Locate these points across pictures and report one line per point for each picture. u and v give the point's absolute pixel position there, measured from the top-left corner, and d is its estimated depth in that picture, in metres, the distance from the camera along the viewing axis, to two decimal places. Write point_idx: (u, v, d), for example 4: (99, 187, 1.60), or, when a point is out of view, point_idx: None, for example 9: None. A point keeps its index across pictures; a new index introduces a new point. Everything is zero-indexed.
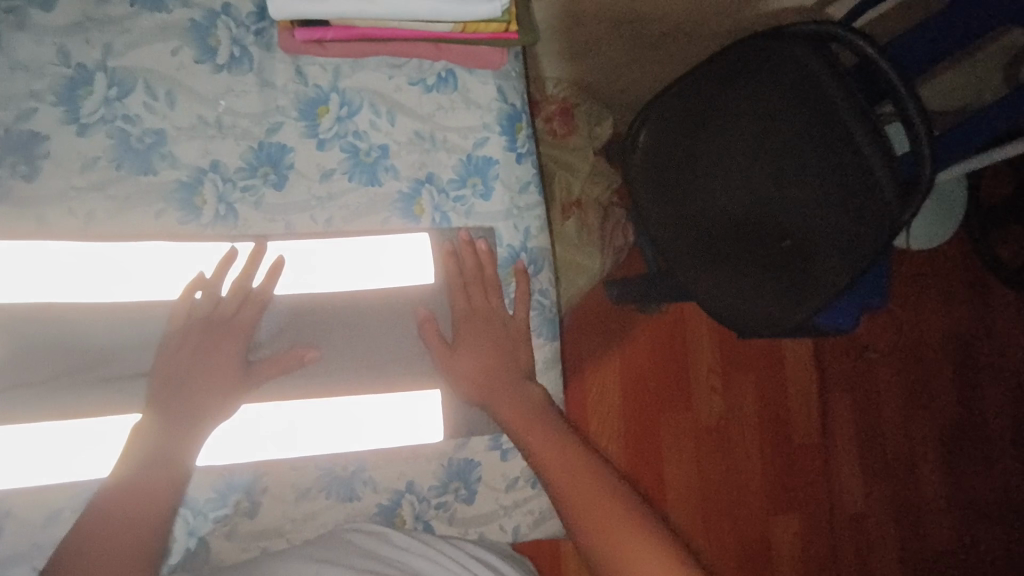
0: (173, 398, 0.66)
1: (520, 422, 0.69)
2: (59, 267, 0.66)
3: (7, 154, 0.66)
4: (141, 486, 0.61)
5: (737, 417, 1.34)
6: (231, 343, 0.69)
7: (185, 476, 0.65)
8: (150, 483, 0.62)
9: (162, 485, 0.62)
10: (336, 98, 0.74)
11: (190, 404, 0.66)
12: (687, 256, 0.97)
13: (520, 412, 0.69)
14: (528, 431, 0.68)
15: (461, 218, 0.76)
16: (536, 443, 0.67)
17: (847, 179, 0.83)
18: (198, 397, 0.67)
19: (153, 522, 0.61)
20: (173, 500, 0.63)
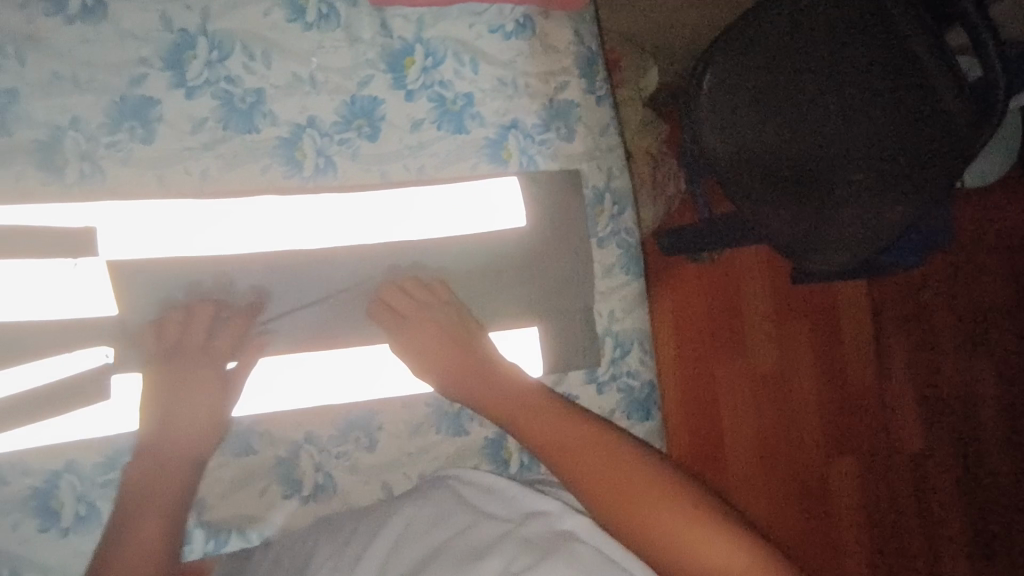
0: (157, 386, 0.69)
1: (541, 425, 0.66)
2: (178, 221, 0.70)
3: (124, 119, 0.69)
4: (146, 482, 0.66)
5: (792, 360, 1.35)
6: (213, 351, 0.70)
7: (201, 462, 0.69)
8: (167, 478, 0.66)
9: (179, 469, 0.67)
10: (421, 49, 0.76)
11: (186, 399, 0.68)
12: (757, 197, 0.91)
13: (541, 413, 0.67)
14: (551, 430, 0.65)
15: (547, 160, 0.78)
16: (559, 444, 0.63)
17: (916, 109, 0.84)
18: (192, 387, 0.69)
19: (161, 510, 0.65)
20: (183, 501, 0.67)
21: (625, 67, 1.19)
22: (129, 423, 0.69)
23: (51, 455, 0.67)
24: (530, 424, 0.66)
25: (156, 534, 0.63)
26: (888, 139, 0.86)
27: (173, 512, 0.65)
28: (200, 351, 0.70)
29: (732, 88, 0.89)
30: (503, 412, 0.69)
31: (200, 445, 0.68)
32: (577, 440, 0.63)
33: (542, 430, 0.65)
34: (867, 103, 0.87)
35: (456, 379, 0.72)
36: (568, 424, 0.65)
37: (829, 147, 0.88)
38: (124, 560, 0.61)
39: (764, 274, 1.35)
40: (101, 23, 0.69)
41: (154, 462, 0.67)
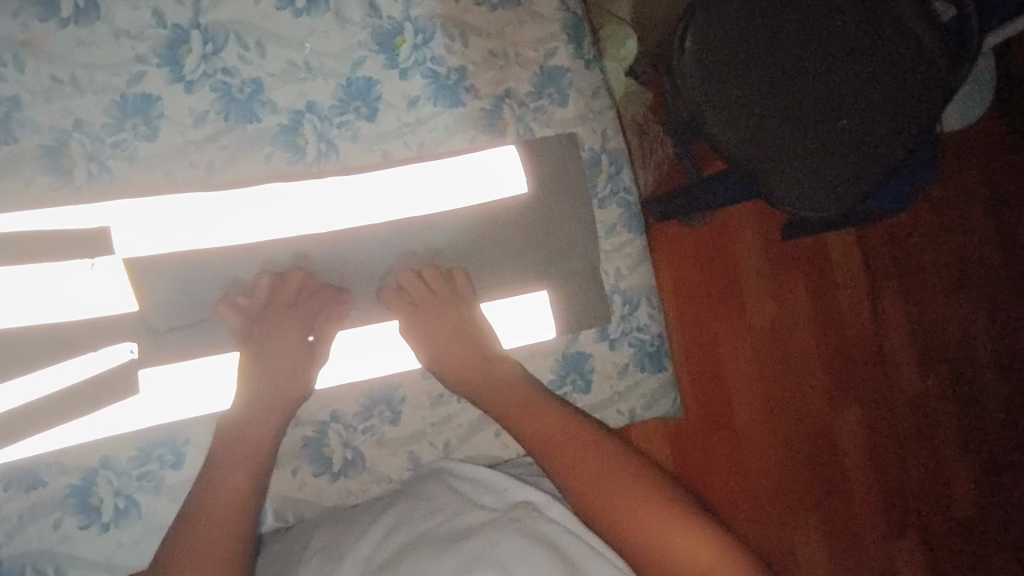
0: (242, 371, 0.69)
1: (546, 433, 0.65)
2: (195, 211, 0.71)
3: (126, 118, 0.70)
4: (242, 429, 0.66)
5: (790, 316, 1.37)
6: (303, 310, 0.72)
7: (271, 445, 0.66)
8: (259, 426, 0.67)
9: (273, 416, 0.67)
10: (411, 27, 0.77)
11: (279, 356, 0.70)
12: (746, 153, 0.92)
13: (542, 422, 0.67)
14: (552, 443, 0.64)
15: (542, 127, 0.80)
16: (563, 456, 0.63)
17: (897, 56, 0.91)
18: (280, 347, 0.70)
19: (252, 450, 0.65)
20: (257, 487, 0.64)
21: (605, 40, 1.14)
22: (157, 417, 0.70)
23: (85, 453, 0.68)
24: (536, 431, 0.66)
25: (244, 475, 0.63)
26: (869, 85, 0.92)
27: (265, 452, 0.66)
28: (298, 310, 0.72)
29: (719, 50, 0.91)
30: (512, 415, 0.69)
31: (267, 431, 0.67)
32: (563, 435, 0.65)
33: (546, 439, 0.65)
34: (848, 52, 0.91)
35: (461, 375, 0.73)
36: (567, 436, 0.65)
37: (814, 97, 0.92)
38: (219, 497, 0.61)
39: (754, 233, 1.36)
40: (95, 23, 0.70)
41: (250, 418, 0.67)
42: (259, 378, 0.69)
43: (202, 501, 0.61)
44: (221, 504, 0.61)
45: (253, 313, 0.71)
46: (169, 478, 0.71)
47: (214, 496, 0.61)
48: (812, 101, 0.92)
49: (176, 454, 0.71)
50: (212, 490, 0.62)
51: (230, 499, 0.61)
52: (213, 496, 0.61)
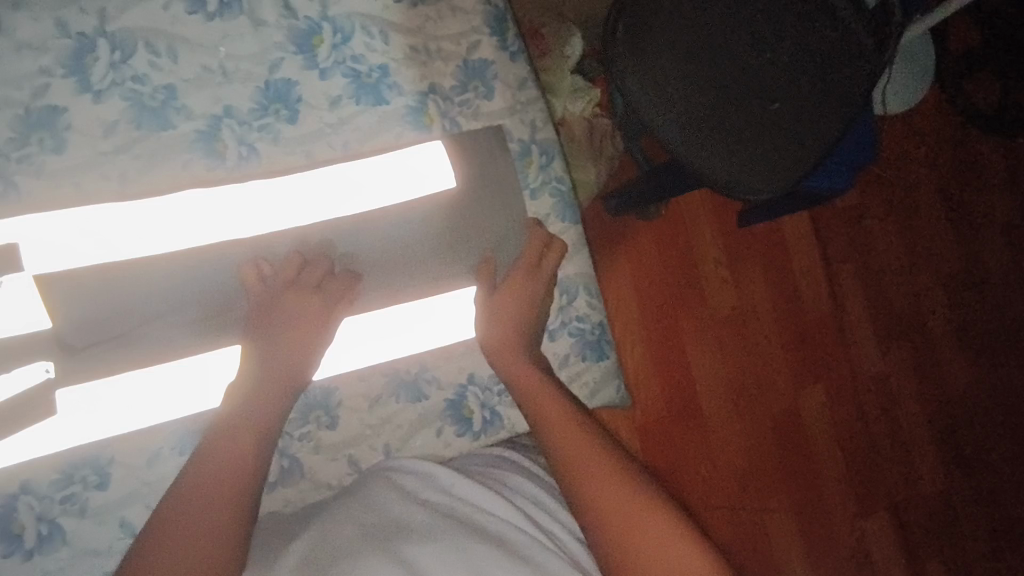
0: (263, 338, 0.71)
1: (564, 437, 0.66)
2: (114, 222, 0.69)
3: (32, 131, 0.69)
4: (253, 405, 0.68)
5: (750, 303, 1.37)
6: (324, 293, 0.73)
7: (273, 426, 0.68)
8: (260, 405, 0.68)
9: (278, 395, 0.69)
10: (328, 27, 0.76)
11: (286, 342, 0.71)
12: (682, 136, 0.96)
13: (562, 423, 0.67)
14: (568, 446, 0.65)
15: (469, 120, 0.79)
16: (579, 463, 0.64)
17: (825, 38, 0.92)
18: (302, 315, 0.72)
19: (258, 427, 0.66)
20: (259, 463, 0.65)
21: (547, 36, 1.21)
22: (76, 438, 0.68)
23: (5, 479, 0.66)
24: (554, 432, 0.67)
25: (247, 446, 0.65)
26: (801, 66, 0.93)
27: (264, 437, 0.66)
28: (318, 292, 0.73)
29: (648, 43, 0.97)
30: (532, 401, 0.70)
31: (277, 402, 0.69)
32: (556, 418, 0.68)
33: (560, 440, 0.66)
34: (777, 37, 0.93)
35: (502, 351, 0.74)
36: (586, 444, 0.65)
37: (745, 83, 0.94)
38: (223, 462, 0.63)
39: (711, 222, 1.37)
40: None
41: (258, 394, 0.68)
42: (267, 365, 0.70)
43: (176, 491, 0.61)
44: (216, 475, 0.62)
45: (259, 292, 0.72)
46: (94, 499, 0.69)
47: (203, 476, 0.62)
48: (744, 86, 0.94)
49: (101, 474, 0.69)
50: (211, 459, 0.63)
51: (223, 477, 0.62)
52: (213, 471, 0.63)
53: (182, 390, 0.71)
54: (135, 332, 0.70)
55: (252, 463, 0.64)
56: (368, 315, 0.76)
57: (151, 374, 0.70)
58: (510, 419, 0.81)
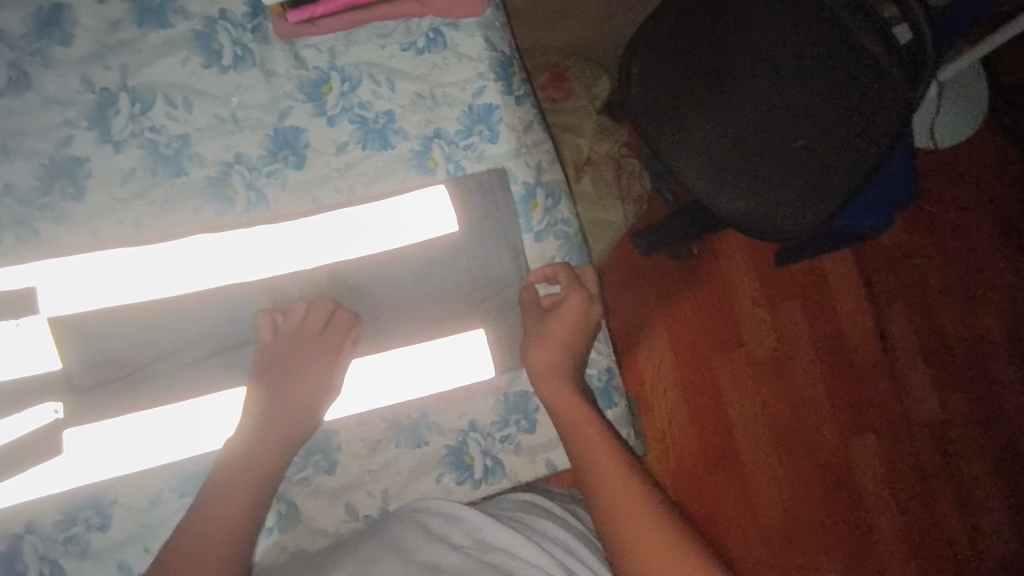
0: (271, 383, 0.72)
1: (606, 476, 0.67)
2: (124, 266, 0.72)
3: (56, 181, 0.72)
4: (253, 452, 0.69)
5: (790, 344, 1.35)
6: (325, 338, 0.73)
7: (271, 478, 0.69)
8: (263, 453, 0.69)
9: (285, 440, 0.70)
10: (337, 76, 0.78)
11: (295, 385, 0.72)
12: (703, 176, 0.95)
13: (605, 461, 0.68)
14: (609, 486, 0.66)
15: (474, 164, 0.80)
16: (620, 505, 0.65)
17: (854, 73, 0.91)
18: (303, 383, 0.73)
19: (254, 480, 0.68)
20: (255, 513, 0.68)
21: (572, 78, 1.23)
22: (82, 477, 0.69)
23: (12, 517, 0.68)
24: (596, 470, 0.68)
25: (242, 498, 0.67)
26: (825, 104, 0.92)
27: (257, 492, 0.68)
28: (319, 338, 0.73)
29: (665, 82, 0.96)
30: (573, 437, 0.71)
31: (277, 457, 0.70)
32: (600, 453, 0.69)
33: (600, 478, 0.67)
34: (802, 74, 0.93)
35: (546, 379, 0.74)
36: (626, 486, 0.66)
37: (768, 120, 0.94)
38: (220, 512, 0.66)
39: (746, 262, 1.37)
40: (26, 92, 0.72)
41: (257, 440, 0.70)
42: (266, 413, 0.71)
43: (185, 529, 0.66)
44: (218, 522, 0.66)
45: (267, 344, 0.73)
46: (95, 541, 0.69)
47: (207, 518, 0.66)
48: (766, 123, 0.94)
49: (103, 516, 0.70)
50: (214, 504, 0.67)
51: (222, 523, 0.66)
52: (214, 517, 0.66)
53: (183, 430, 0.72)
54: (141, 372, 0.71)
55: (247, 510, 0.67)
56: (381, 356, 0.77)
57: (154, 415, 0.71)
58: (513, 468, 0.79)
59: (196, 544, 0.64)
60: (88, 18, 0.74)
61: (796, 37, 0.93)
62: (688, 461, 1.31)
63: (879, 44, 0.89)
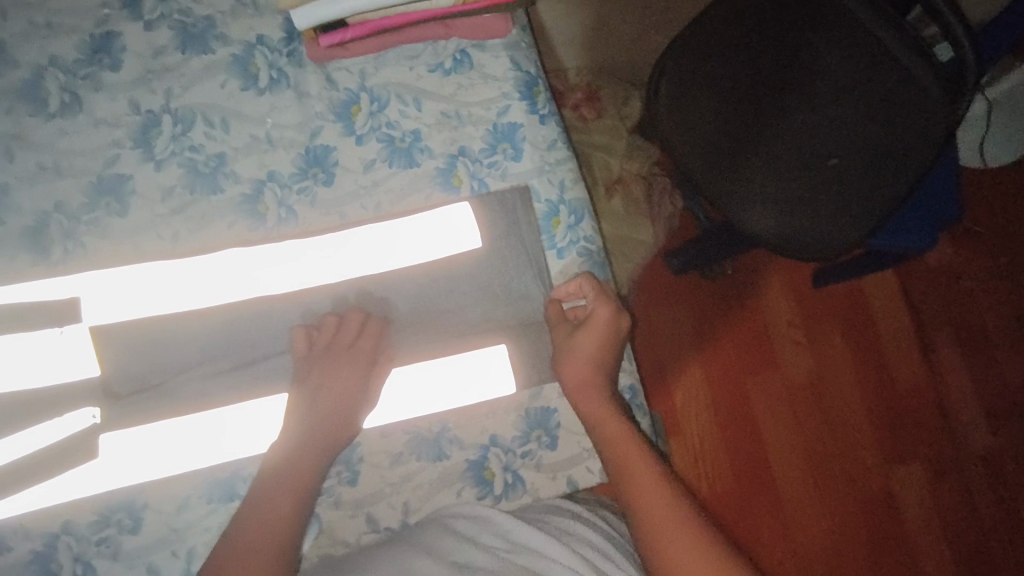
0: (310, 389, 0.74)
1: (641, 491, 0.67)
2: (163, 279, 0.75)
3: (101, 197, 0.76)
4: (294, 459, 0.71)
5: (828, 367, 1.32)
6: (358, 352, 0.75)
7: (313, 484, 0.71)
8: (303, 460, 0.71)
9: (322, 448, 0.72)
10: (366, 96, 0.80)
11: (331, 393, 0.74)
12: (731, 194, 0.96)
13: (642, 476, 0.68)
14: (645, 503, 0.66)
15: (497, 181, 0.81)
16: (657, 522, 0.64)
17: (890, 90, 0.87)
18: (338, 368, 0.74)
19: (297, 486, 0.70)
20: (300, 514, 0.70)
21: (603, 99, 1.23)
22: (115, 481, 0.72)
23: (49, 517, 0.70)
24: (632, 486, 0.68)
25: (291, 502, 0.69)
26: (859, 122, 0.90)
27: (302, 497, 0.70)
28: (350, 352, 0.75)
29: (691, 101, 0.96)
30: (606, 441, 0.72)
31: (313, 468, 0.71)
32: (634, 458, 0.69)
33: (633, 481, 0.68)
34: (835, 91, 0.90)
35: (583, 394, 0.74)
36: (661, 500, 0.66)
37: (798, 139, 0.93)
38: (267, 513, 0.68)
39: (783, 283, 1.34)
40: (78, 115, 0.77)
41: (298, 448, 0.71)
42: (305, 422, 0.73)
43: (236, 533, 0.67)
44: (264, 525, 0.67)
45: (302, 358, 0.75)
46: (127, 543, 0.72)
47: (254, 522, 0.67)
48: (795, 142, 0.93)
49: (134, 519, 0.72)
50: (260, 508, 0.68)
51: (269, 527, 0.67)
52: (262, 522, 0.68)
53: (210, 439, 0.74)
54: (174, 381, 0.74)
55: (292, 514, 0.69)
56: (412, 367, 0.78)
57: (184, 423, 0.74)
58: (534, 485, 0.78)
59: (244, 546, 0.66)
60: (136, 45, 0.79)
61: (827, 53, 0.89)
62: (723, 487, 1.28)
63: (916, 60, 0.84)
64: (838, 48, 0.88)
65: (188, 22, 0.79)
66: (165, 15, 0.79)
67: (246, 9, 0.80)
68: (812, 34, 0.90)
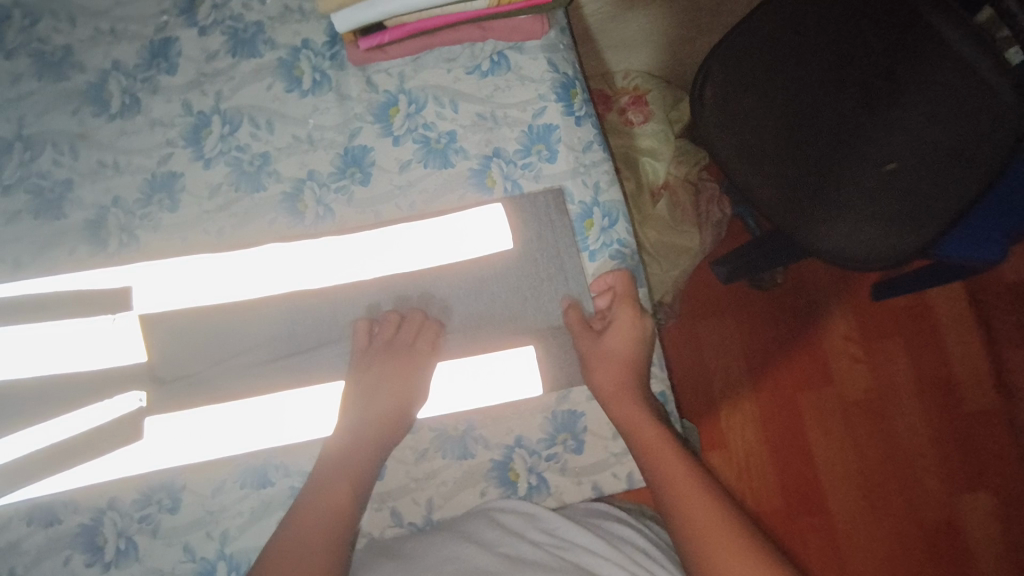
0: (371, 381, 0.79)
1: (682, 492, 0.67)
2: (209, 273, 0.79)
3: (154, 193, 0.80)
4: (349, 455, 0.74)
5: (887, 384, 1.25)
6: (416, 351, 0.78)
7: (366, 485, 0.74)
8: (361, 452, 0.74)
9: (383, 434, 0.75)
10: (404, 98, 0.82)
11: (387, 390, 0.77)
12: (780, 201, 0.93)
13: (682, 481, 0.68)
14: (688, 506, 0.66)
15: (531, 182, 0.81)
16: (698, 523, 0.64)
17: (958, 95, 0.80)
18: (395, 375, 0.77)
19: (352, 476, 0.73)
20: (354, 507, 0.72)
21: (651, 102, 1.19)
22: (161, 461, 0.75)
23: (96, 494, 0.74)
24: (674, 492, 0.67)
25: (347, 494, 0.72)
26: (921, 125, 0.84)
27: (354, 495, 0.72)
28: (410, 351, 0.78)
29: (741, 103, 0.93)
30: (641, 449, 0.72)
31: (366, 461, 0.74)
32: (670, 456, 0.70)
33: (670, 482, 0.68)
34: (893, 94, 0.86)
35: (620, 404, 0.75)
36: (705, 502, 0.65)
37: (853, 143, 0.89)
38: (320, 504, 0.70)
39: (840, 294, 1.29)
40: (136, 115, 0.82)
41: (354, 440, 0.75)
42: (364, 411, 0.77)
43: (290, 524, 0.70)
44: (317, 520, 0.69)
45: (362, 349, 0.79)
46: (165, 522, 0.75)
47: (308, 513, 0.70)
48: (850, 146, 0.89)
49: (173, 499, 0.75)
50: (314, 503, 0.71)
51: (322, 517, 0.70)
52: (317, 511, 0.70)
53: (247, 427, 0.76)
54: (214, 369, 0.77)
55: (350, 510, 0.71)
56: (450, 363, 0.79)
57: (221, 411, 0.77)
58: (558, 489, 0.77)
59: (297, 535, 0.68)
60: (191, 49, 0.83)
61: (886, 54, 0.85)
62: (768, 505, 1.23)
63: (982, 60, 0.77)
64: (897, 49, 0.84)
65: (239, 28, 0.83)
66: (218, 21, 0.83)
67: (293, 15, 0.84)
68: (868, 35, 0.86)
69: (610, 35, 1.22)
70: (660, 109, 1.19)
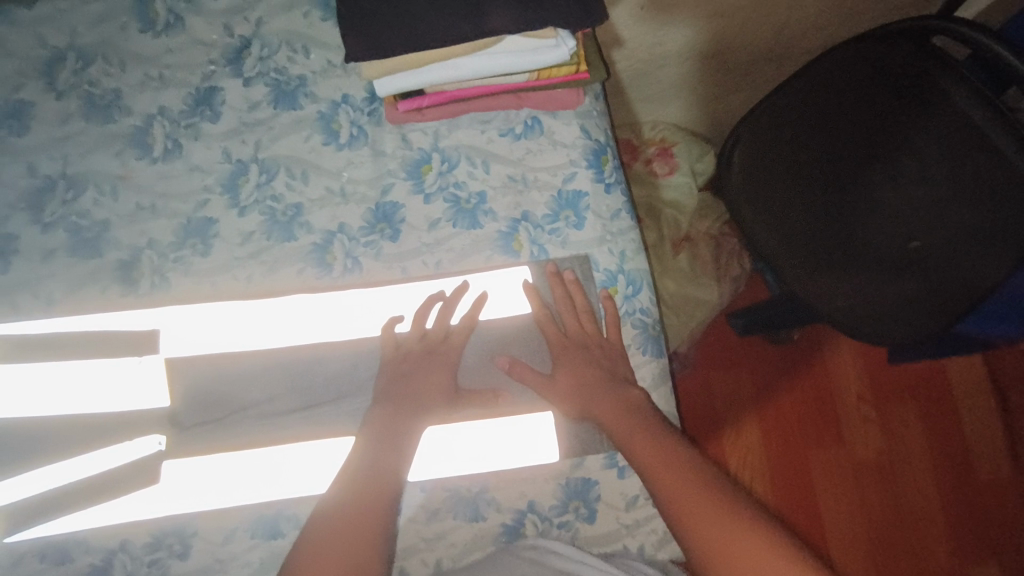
0: (394, 405, 0.76)
1: (710, 522, 0.59)
2: (237, 318, 0.80)
3: (188, 238, 0.82)
4: (369, 479, 0.70)
5: (899, 449, 1.24)
6: (450, 343, 0.80)
7: (391, 509, 0.68)
8: (373, 483, 0.69)
9: (391, 476, 0.71)
10: (437, 156, 0.84)
11: (421, 384, 0.77)
12: (800, 269, 0.97)
13: (695, 503, 0.61)
14: (705, 531, 0.59)
15: (557, 248, 0.82)
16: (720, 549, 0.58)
17: (979, 174, 0.73)
18: (429, 378, 0.78)
19: (363, 504, 0.67)
20: (382, 542, 0.66)
21: (678, 155, 1.21)
22: (175, 505, 0.76)
23: (107, 535, 0.75)
24: (691, 516, 0.61)
25: (358, 540, 0.64)
26: (940, 202, 0.77)
27: (379, 534, 0.66)
28: (446, 345, 0.80)
29: (766, 173, 0.97)
30: (650, 474, 0.66)
31: (384, 492, 0.69)
32: (680, 478, 0.64)
33: (683, 509, 0.62)
34: (915, 166, 0.79)
35: (628, 433, 0.70)
36: (725, 526, 0.59)
37: (874, 216, 0.84)
38: (322, 542, 0.64)
39: (856, 355, 1.29)
40: (176, 160, 0.84)
41: (372, 467, 0.70)
42: (382, 435, 0.74)
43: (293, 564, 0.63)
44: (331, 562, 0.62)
45: (391, 358, 0.80)
46: (174, 567, 0.75)
47: (317, 548, 0.64)
48: (873, 219, 0.84)
49: (184, 545, 0.75)
50: (325, 534, 0.65)
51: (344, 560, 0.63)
52: (330, 551, 0.63)
53: (261, 475, 0.77)
54: (234, 416, 0.78)
55: (368, 549, 0.64)
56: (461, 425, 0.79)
57: (239, 457, 0.77)
58: None
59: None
60: (234, 98, 0.85)
61: (907, 122, 0.80)
62: None
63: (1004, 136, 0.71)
64: (918, 119, 0.78)
65: (282, 80, 0.85)
66: (262, 73, 0.86)
67: (335, 70, 0.86)
68: (886, 103, 0.82)
69: (642, 89, 1.22)
70: (686, 162, 1.20)
